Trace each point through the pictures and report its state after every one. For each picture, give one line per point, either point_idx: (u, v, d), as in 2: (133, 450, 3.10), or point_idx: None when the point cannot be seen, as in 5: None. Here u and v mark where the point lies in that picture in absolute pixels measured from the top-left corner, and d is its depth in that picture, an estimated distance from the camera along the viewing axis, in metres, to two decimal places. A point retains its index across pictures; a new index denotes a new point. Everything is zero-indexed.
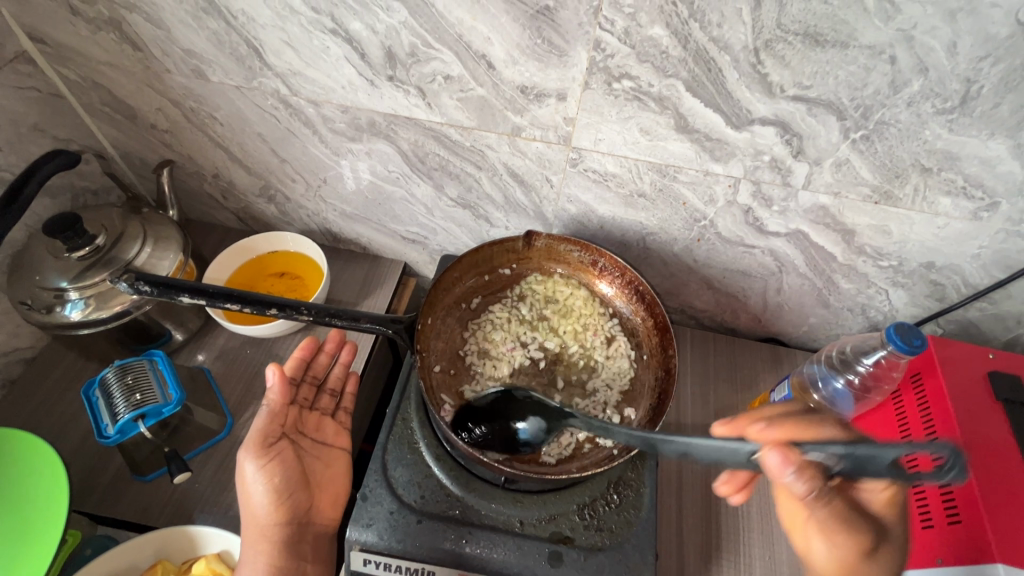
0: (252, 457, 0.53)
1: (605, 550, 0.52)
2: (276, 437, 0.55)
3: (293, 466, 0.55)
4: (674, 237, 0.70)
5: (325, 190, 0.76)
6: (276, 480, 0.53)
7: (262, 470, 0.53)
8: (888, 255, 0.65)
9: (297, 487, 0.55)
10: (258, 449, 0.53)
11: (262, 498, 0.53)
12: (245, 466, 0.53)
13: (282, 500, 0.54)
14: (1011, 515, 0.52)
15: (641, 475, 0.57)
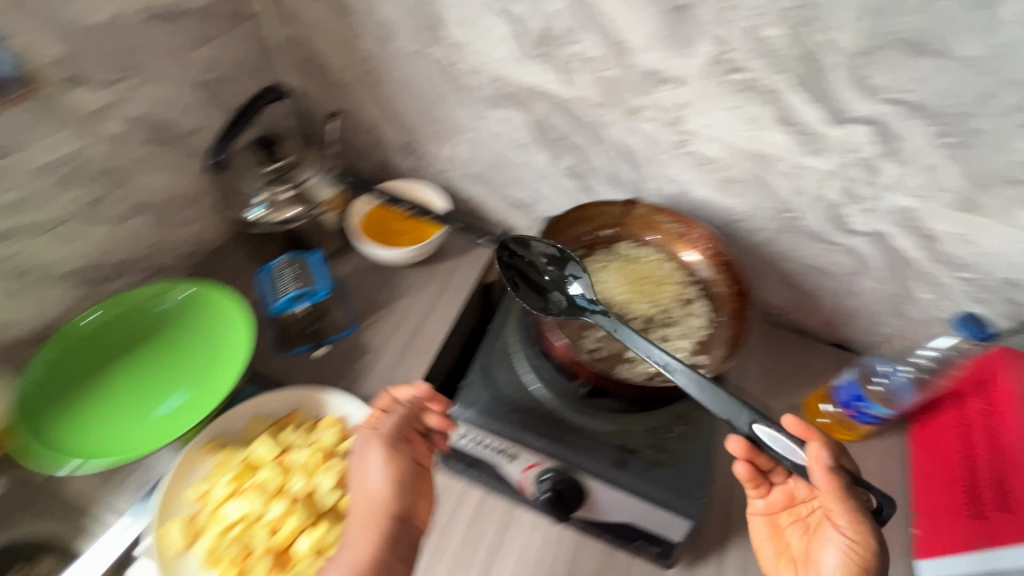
0: (383, 444, 0.59)
1: (666, 465, 0.60)
2: (403, 438, 0.60)
3: (410, 476, 0.59)
4: (760, 226, 0.77)
5: (457, 150, 0.90)
6: (395, 474, 0.58)
7: (386, 463, 0.58)
8: (971, 267, 0.68)
9: (409, 485, 0.58)
10: (387, 444, 0.59)
11: (379, 484, 0.57)
12: (371, 457, 0.58)
13: (396, 493, 0.57)
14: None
15: (705, 415, 0.64)
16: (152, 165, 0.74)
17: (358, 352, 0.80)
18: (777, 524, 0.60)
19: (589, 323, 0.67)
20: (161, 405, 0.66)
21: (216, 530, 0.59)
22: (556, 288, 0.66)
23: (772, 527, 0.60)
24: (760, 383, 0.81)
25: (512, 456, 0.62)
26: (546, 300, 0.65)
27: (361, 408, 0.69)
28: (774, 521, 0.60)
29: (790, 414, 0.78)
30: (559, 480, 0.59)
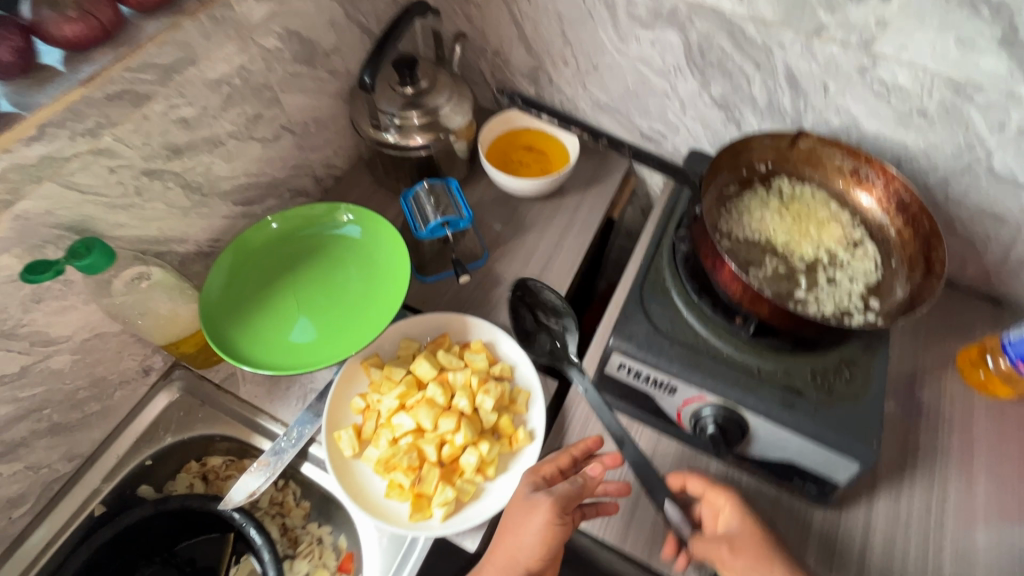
0: (554, 509, 0.54)
1: (835, 407, 0.58)
2: (571, 510, 0.55)
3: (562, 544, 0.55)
4: (936, 166, 0.70)
5: (591, 77, 0.85)
6: (550, 546, 0.53)
7: (551, 529, 0.53)
8: None
9: (556, 552, 0.55)
10: (558, 510, 0.54)
11: (531, 542, 0.53)
12: (537, 516, 0.54)
13: (545, 557, 0.53)
14: None
15: (872, 360, 0.62)
16: (299, 84, 0.73)
17: (491, 283, 0.80)
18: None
19: (753, 260, 0.64)
20: (323, 317, 0.70)
21: (388, 439, 0.62)
22: (541, 330, 0.72)
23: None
24: (907, 335, 0.78)
25: (672, 390, 0.62)
26: (535, 339, 0.71)
27: (507, 336, 0.71)
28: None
29: (939, 368, 0.75)
30: (722, 417, 0.60)
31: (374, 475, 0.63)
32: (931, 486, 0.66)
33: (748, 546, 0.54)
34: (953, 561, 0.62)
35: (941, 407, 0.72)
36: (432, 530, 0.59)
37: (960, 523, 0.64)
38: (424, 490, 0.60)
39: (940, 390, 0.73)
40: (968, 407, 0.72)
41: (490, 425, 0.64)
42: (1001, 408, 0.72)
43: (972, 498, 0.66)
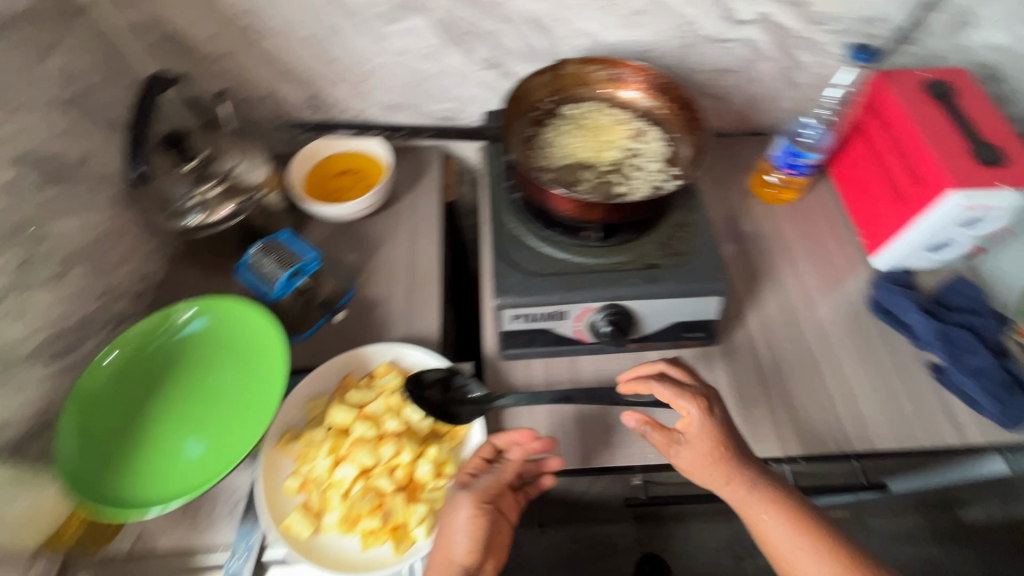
0: (473, 503, 0.57)
1: (685, 262, 0.69)
2: (490, 498, 0.58)
3: (491, 533, 0.58)
4: (668, 49, 0.85)
5: (368, 84, 0.87)
6: (477, 539, 0.56)
7: (476, 522, 0.56)
8: (833, 18, 0.82)
9: (489, 543, 0.57)
10: (478, 502, 0.57)
11: (462, 543, 0.56)
12: (460, 512, 0.57)
13: (478, 553, 0.56)
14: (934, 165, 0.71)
15: (693, 215, 0.74)
16: (62, 207, 0.65)
17: (369, 309, 0.80)
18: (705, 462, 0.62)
19: (573, 180, 0.73)
20: (214, 425, 0.64)
21: (339, 497, 0.60)
22: (453, 401, 0.67)
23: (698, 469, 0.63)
24: (712, 186, 0.93)
25: (563, 315, 0.68)
26: (455, 413, 0.66)
27: (405, 345, 0.72)
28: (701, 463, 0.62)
29: (744, 201, 0.91)
30: (610, 316, 0.67)
31: (343, 538, 0.60)
32: (776, 288, 0.82)
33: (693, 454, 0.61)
34: (813, 333, 0.77)
35: (757, 228, 0.88)
36: (423, 551, 0.59)
37: (808, 303, 0.80)
38: (397, 521, 0.59)
39: (752, 216, 0.89)
40: (774, 218, 0.89)
41: (427, 430, 0.65)
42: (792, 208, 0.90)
43: (805, 283, 0.82)
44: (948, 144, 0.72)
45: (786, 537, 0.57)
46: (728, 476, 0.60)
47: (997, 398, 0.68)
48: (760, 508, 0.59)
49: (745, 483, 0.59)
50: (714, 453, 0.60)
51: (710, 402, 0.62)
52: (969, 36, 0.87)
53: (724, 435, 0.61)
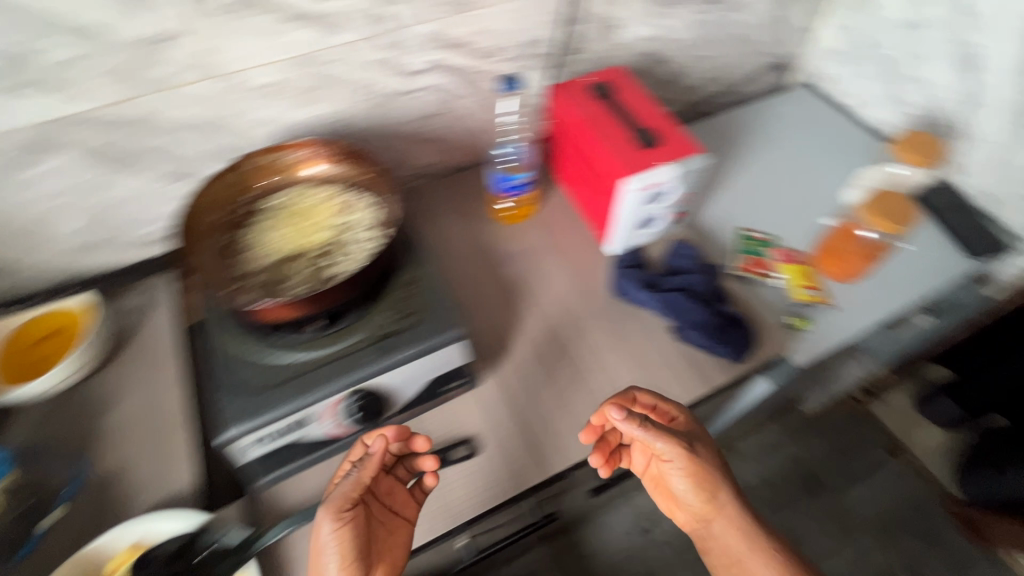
0: (331, 514, 0.59)
1: (415, 321, 0.69)
2: (352, 505, 0.60)
3: (360, 536, 0.60)
4: (361, 111, 0.85)
5: (39, 233, 0.76)
6: (344, 550, 0.58)
7: (338, 535, 0.58)
8: (498, 48, 0.89)
9: (361, 550, 0.60)
10: (336, 513, 0.59)
11: (333, 556, 0.58)
12: (323, 526, 0.58)
13: (350, 564, 0.58)
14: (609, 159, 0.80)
15: (418, 269, 0.75)
16: None
17: (110, 481, 0.69)
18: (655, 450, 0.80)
19: (281, 276, 0.69)
20: None
21: None
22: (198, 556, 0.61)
23: (643, 456, 0.79)
24: (457, 220, 0.95)
25: (308, 420, 0.65)
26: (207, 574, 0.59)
27: (139, 519, 0.63)
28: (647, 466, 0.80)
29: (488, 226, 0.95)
30: (355, 404, 0.65)
31: None
32: (532, 302, 0.86)
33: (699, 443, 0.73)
34: (570, 332, 0.82)
35: (504, 249, 0.92)
36: None
37: (563, 307, 0.85)
38: None
39: (497, 239, 0.93)
40: (518, 235, 0.94)
41: None
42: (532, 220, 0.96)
43: (554, 288, 0.87)
44: (615, 138, 0.81)
45: (745, 548, 0.71)
46: (710, 493, 0.73)
47: (718, 339, 0.77)
48: (721, 525, 0.73)
49: (723, 515, 0.73)
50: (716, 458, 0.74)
51: (690, 438, 0.72)
52: (620, 36, 1.00)
53: (702, 470, 0.72)
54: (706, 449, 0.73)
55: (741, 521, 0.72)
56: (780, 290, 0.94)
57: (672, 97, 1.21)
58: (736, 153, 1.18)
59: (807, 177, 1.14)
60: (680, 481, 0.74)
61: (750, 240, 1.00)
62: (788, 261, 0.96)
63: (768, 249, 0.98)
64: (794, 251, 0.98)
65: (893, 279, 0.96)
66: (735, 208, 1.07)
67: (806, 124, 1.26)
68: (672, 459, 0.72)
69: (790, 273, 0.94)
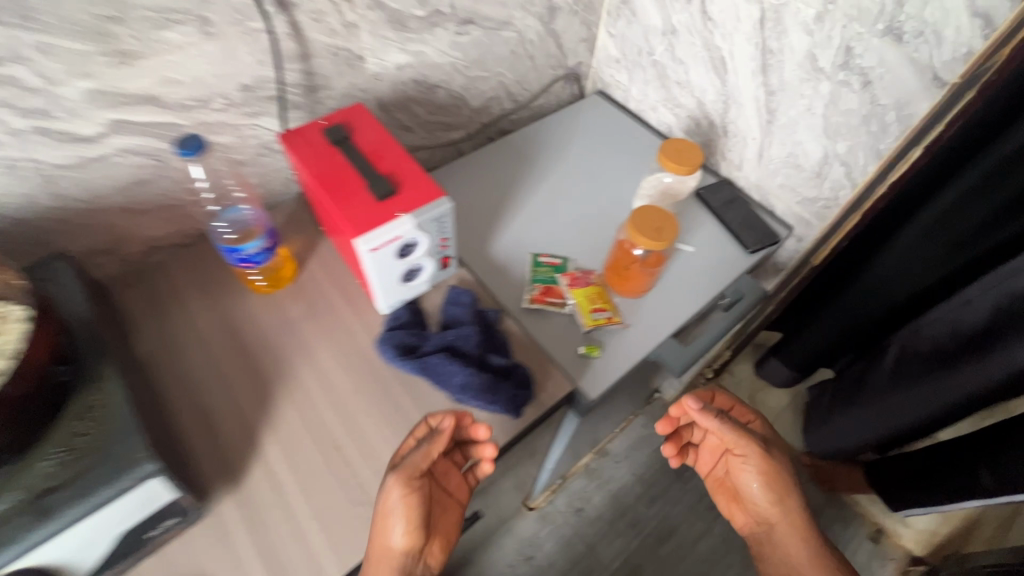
0: (399, 483, 0.63)
1: (88, 466, 0.54)
2: (418, 475, 0.65)
3: (418, 507, 0.66)
4: (29, 192, 0.69)
5: None
6: (409, 519, 0.65)
7: (406, 502, 0.64)
8: (207, 97, 0.75)
9: (417, 522, 0.66)
10: (405, 480, 0.63)
11: (396, 538, 0.65)
12: (392, 494, 0.63)
13: (413, 533, 0.66)
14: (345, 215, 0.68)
15: (106, 389, 0.59)
16: None
17: None
18: (721, 480, 1.02)
19: None
20: None
21: None
22: None
23: (712, 453, 1.02)
24: (203, 300, 0.82)
25: None
26: None
27: None
28: (717, 480, 1.02)
29: (243, 300, 0.82)
30: None
31: None
32: (290, 388, 0.74)
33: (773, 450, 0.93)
34: (333, 415, 0.72)
35: (260, 327, 0.80)
36: None
37: (325, 386, 0.74)
38: None
39: (253, 315, 0.81)
40: (277, 306, 0.82)
41: None
42: (296, 285, 0.84)
43: (319, 365, 0.76)
44: (352, 189, 0.71)
45: (779, 514, 0.91)
46: (776, 493, 0.91)
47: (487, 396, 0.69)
48: (776, 560, 0.89)
49: (791, 505, 0.90)
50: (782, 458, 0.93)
51: (768, 444, 0.93)
52: (370, 66, 0.90)
53: (762, 460, 0.90)
54: (771, 456, 0.91)
55: (783, 490, 0.90)
56: (573, 318, 0.90)
57: (461, 120, 1.15)
58: (533, 173, 1.15)
59: (601, 190, 1.13)
60: (746, 478, 0.93)
61: (543, 268, 0.96)
62: (580, 285, 0.93)
63: (561, 276, 0.94)
64: (586, 272, 0.95)
65: (673, 289, 0.97)
66: (530, 234, 1.03)
67: (602, 133, 1.26)
68: (747, 459, 0.92)
69: (582, 298, 0.91)
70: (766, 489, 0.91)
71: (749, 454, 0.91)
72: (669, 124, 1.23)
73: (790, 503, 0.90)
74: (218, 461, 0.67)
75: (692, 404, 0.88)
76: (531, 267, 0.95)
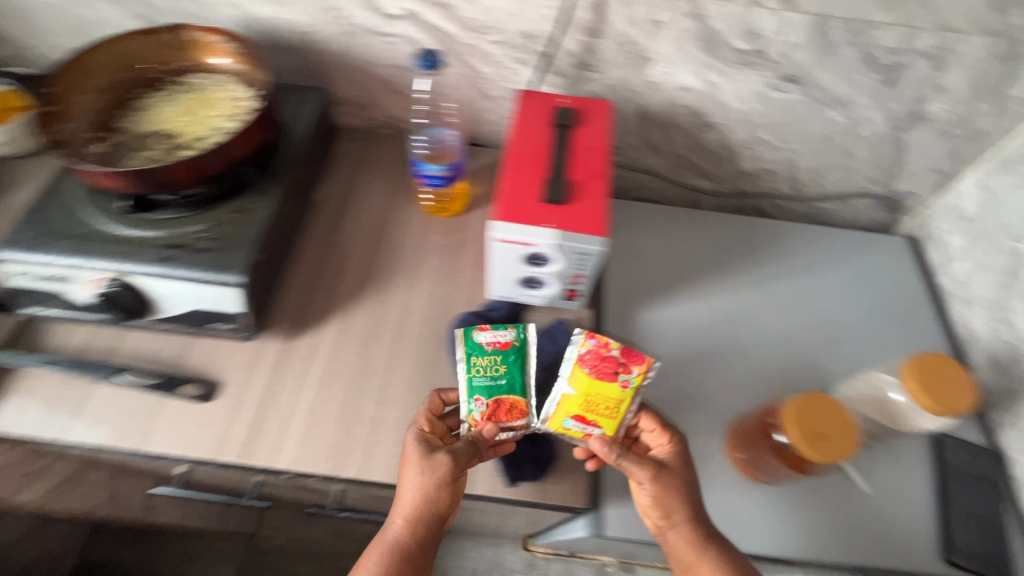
0: (442, 467, 0.59)
1: (212, 250, 0.65)
2: (468, 457, 0.61)
3: (447, 484, 0.59)
4: (330, 35, 0.82)
5: (34, 23, 0.85)
6: (429, 491, 0.59)
7: (440, 484, 0.59)
8: (490, 27, 0.78)
9: (445, 495, 0.59)
10: (445, 472, 0.59)
11: (424, 498, 0.59)
12: (437, 456, 0.59)
13: (436, 501, 0.59)
14: (504, 195, 0.66)
15: (261, 206, 0.70)
16: None
17: None
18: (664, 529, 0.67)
19: (124, 144, 0.70)
20: None
21: None
22: None
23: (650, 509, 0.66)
24: (386, 186, 0.89)
25: (72, 280, 0.65)
26: None
27: None
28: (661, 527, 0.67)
29: (410, 204, 0.88)
30: (111, 287, 0.64)
31: None
32: (381, 296, 0.78)
33: (668, 476, 0.63)
34: (388, 344, 0.73)
35: (405, 234, 0.85)
36: None
37: (400, 319, 0.76)
38: None
39: (407, 220, 0.86)
40: (428, 228, 0.86)
41: None
42: (456, 221, 0.87)
43: (414, 296, 0.78)
44: (531, 177, 0.67)
45: (682, 542, 0.62)
46: (672, 510, 0.62)
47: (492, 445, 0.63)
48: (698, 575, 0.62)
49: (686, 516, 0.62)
50: (684, 476, 0.64)
51: (660, 462, 0.64)
52: (653, 72, 0.82)
53: (662, 476, 0.62)
54: (670, 479, 0.63)
55: (699, 534, 0.62)
56: (547, 402, 0.65)
57: (719, 173, 0.99)
58: (748, 273, 0.93)
59: (812, 344, 0.86)
60: (651, 504, 0.63)
61: (482, 356, 0.63)
62: (594, 373, 0.62)
63: (579, 338, 0.64)
64: (624, 358, 0.63)
65: (770, 528, 0.71)
66: (688, 330, 0.85)
67: (875, 285, 0.94)
68: (642, 483, 0.63)
69: (579, 390, 0.62)
70: (669, 509, 0.62)
71: (640, 474, 0.62)
72: (973, 334, 0.87)
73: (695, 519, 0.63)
74: (291, 314, 0.75)
75: (596, 445, 0.62)
76: (464, 356, 0.62)
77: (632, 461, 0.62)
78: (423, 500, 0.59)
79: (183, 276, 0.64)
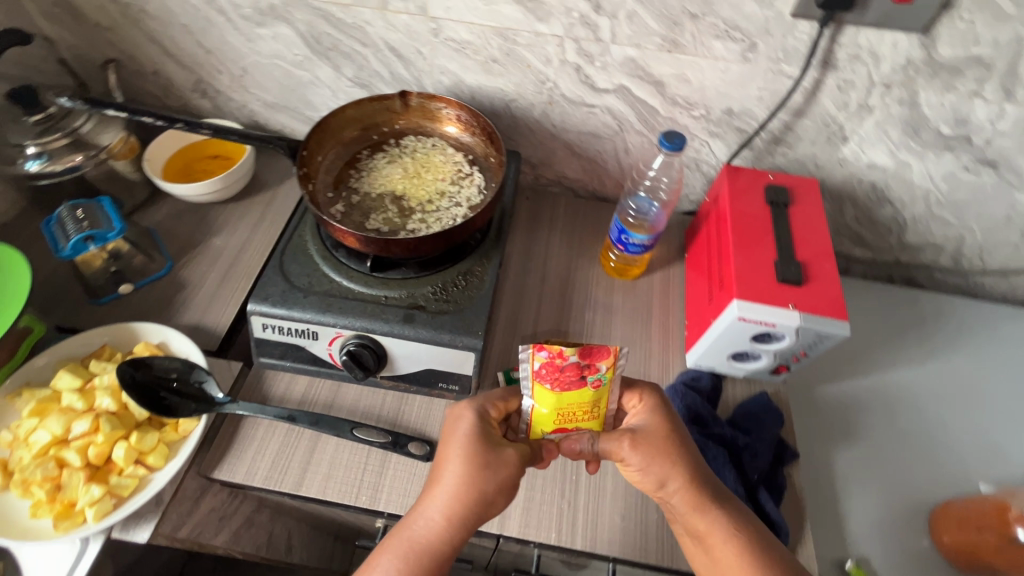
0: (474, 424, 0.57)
1: (450, 312, 0.68)
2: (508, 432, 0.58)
3: (477, 449, 0.55)
4: (531, 102, 0.85)
5: (246, 79, 0.90)
6: (466, 452, 0.55)
7: (467, 447, 0.55)
8: (695, 104, 0.80)
9: (473, 462, 0.55)
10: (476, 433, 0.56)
11: (451, 460, 0.55)
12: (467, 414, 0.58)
13: (464, 469, 0.54)
14: (737, 272, 0.67)
15: (486, 269, 0.73)
16: None
17: (174, 288, 0.82)
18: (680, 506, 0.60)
19: (360, 202, 0.74)
20: None
21: (30, 456, 0.62)
22: (164, 386, 0.68)
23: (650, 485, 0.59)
24: (563, 245, 0.91)
25: (319, 335, 0.68)
26: (175, 407, 0.66)
27: (177, 331, 0.73)
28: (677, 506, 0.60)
29: (588, 266, 0.89)
30: (355, 344, 0.66)
31: (39, 519, 0.60)
32: None
33: (650, 440, 0.56)
34: None
35: (588, 295, 0.86)
36: (86, 532, 0.59)
37: None
38: (71, 496, 0.60)
39: (589, 281, 0.88)
40: (610, 290, 0.87)
41: (145, 417, 0.66)
42: (635, 285, 0.88)
43: None
44: (759, 255, 0.69)
45: (689, 509, 0.56)
46: (661, 472, 0.56)
47: None
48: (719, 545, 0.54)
49: (682, 474, 0.56)
50: (663, 433, 0.58)
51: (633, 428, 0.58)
52: (845, 150, 0.83)
53: (643, 437, 0.57)
54: (642, 445, 0.56)
55: (706, 496, 0.56)
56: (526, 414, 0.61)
57: (880, 245, 0.98)
58: (917, 348, 0.92)
59: (993, 429, 0.84)
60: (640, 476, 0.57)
61: None
62: (556, 387, 0.56)
63: (529, 351, 0.57)
64: (586, 359, 0.56)
65: None
66: (867, 406, 0.85)
67: None
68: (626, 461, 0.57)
69: (549, 407, 0.57)
70: (660, 475, 0.56)
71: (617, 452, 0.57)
72: None
73: (697, 480, 0.56)
74: (495, 373, 0.77)
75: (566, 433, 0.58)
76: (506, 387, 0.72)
77: (611, 439, 0.57)
78: (451, 461, 0.55)
79: (428, 339, 0.66)
